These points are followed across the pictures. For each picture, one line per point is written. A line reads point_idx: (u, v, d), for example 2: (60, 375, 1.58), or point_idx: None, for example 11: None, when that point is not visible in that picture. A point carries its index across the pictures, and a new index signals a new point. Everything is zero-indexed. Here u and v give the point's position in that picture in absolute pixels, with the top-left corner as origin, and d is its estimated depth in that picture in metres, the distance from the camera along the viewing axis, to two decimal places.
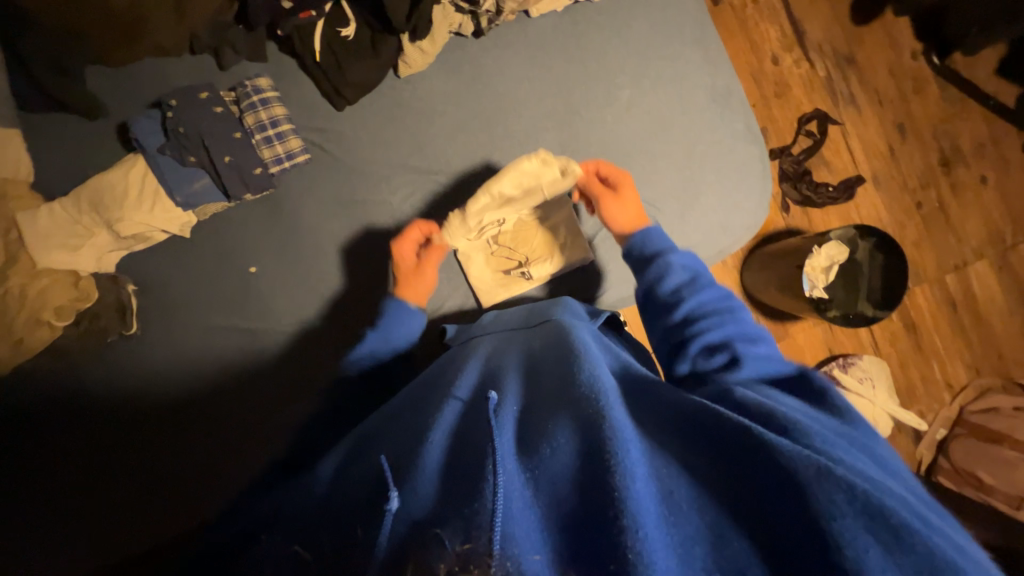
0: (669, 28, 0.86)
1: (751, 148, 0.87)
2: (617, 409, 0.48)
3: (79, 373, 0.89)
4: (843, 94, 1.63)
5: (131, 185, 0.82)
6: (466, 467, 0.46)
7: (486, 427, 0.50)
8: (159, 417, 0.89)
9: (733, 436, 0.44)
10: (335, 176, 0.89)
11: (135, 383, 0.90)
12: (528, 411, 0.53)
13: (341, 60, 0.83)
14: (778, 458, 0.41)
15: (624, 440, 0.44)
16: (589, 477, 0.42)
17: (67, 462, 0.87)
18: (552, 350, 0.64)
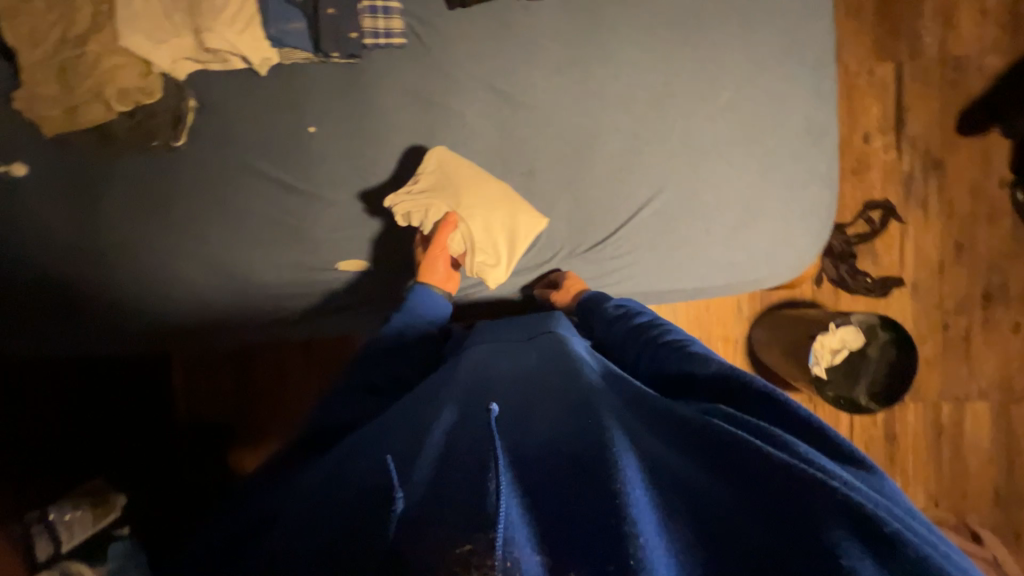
0: (795, 47, 0.84)
1: (825, 193, 0.86)
2: (610, 421, 0.47)
3: (117, 173, 0.90)
4: (918, 194, 1.60)
5: (229, 1, 0.81)
6: (455, 453, 0.46)
7: (483, 425, 0.48)
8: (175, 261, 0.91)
9: (717, 450, 0.45)
10: (420, 70, 0.88)
11: (160, 211, 0.91)
12: (523, 408, 0.52)
13: None
14: (770, 476, 0.41)
15: (622, 451, 0.43)
16: (582, 477, 0.42)
17: (77, 261, 0.89)
18: (549, 365, 0.61)
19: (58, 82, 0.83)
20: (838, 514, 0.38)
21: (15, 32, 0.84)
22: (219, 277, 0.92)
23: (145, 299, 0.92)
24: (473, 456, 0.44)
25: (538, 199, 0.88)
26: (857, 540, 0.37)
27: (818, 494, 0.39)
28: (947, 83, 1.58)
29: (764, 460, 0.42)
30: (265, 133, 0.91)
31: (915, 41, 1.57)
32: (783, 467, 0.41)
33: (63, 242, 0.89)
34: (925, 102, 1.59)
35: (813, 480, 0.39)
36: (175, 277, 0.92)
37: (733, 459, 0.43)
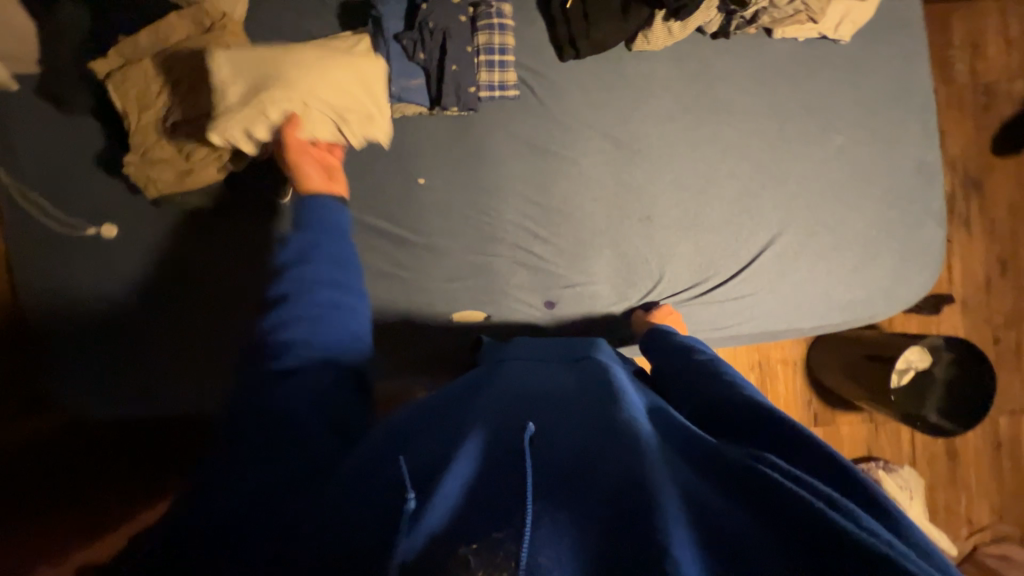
0: (902, 93, 0.87)
1: (937, 230, 0.88)
2: (656, 466, 0.41)
3: (216, 240, 0.89)
4: (960, 213, 1.66)
5: (349, 60, 0.81)
6: (475, 474, 0.42)
7: (509, 448, 0.43)
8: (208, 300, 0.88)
9: (754, 493, 0.39)
10: (534, 121, 0.89)
11: (236, 270, 0.90)
12: (552, 432, 0.46)
13: (590, 13, 0.83)
14: (816, 531, 0.35)
15: (662, 499, 0.37)
16: (612, 511, 0.38)
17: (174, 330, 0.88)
18: (582, 392, 0.54)
19: (172, 144, 0.82)
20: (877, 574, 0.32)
21: (124, 94, 0.82)
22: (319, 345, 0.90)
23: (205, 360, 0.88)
24: (493, 488, 0.40)
25: (656, 243, 0.89)
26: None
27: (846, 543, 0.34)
28: (980, 108, 1.65)
29: (797, 506, 0.37)
30: (376, 186, 0.89)
31: (948, 68, 1.64)
32: (812, 517, 0.35)
33: (163, 312, 0.88)
34: (961, 126, 1.65)
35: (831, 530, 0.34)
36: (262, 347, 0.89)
37: (770, 505, 0.38)
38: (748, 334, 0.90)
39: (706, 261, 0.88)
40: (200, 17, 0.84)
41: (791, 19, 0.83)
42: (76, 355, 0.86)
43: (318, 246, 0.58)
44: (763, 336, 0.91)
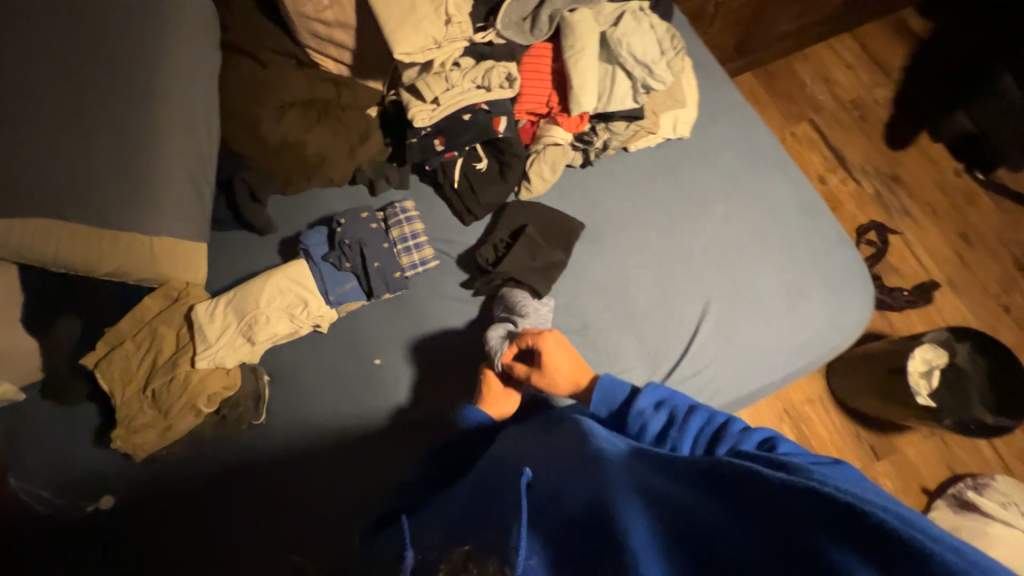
0: (753, 156, 1.00)
1: (845, 252, 0.93)
2: (627, 486, 0.51)
3: (201, 483, 0.92)
4: (895, 206, 1.74)
5: (286, 290, 0.95)
6: (494, 513, 0.61)
7: (518, 498, 0.58)
8: (223, 499, 0.91)
9: (725, 478, 0.45)
10: (458, 278, 1.01)
11: (241, 467, 0.93)
12: (558, 479, 0.60)
13: (475, 185, 1.01)
14: (765, 487, 0.41)
15: (626, 500, 0.49)
16: (588, 536, 0.49)
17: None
18: (573, 446, 0.63)
19: (151, 408, 0.92)
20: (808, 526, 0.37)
21: (108, 375, 0.93)
22: (316, 557, 0.88)
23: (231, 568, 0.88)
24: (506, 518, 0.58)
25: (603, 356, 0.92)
26: (838, 532, 0.35)
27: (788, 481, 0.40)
28: (858, 119, 1.84)
29: (749, 486, 0.42)
30: (340, 385, 0.96)
31: (812, 101, 1.87)
32: (763, 498, 0.40)
33: (160, 574, 0.88)
34: (850, 138, 1.83)
35: (782, 484, 0.40)
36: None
37: (735, 486, 0.43)
38: (725, 403, 0.89)
39: (655, 348, 0.91)
40: (168, 292, 1.00)
41: (636, 136, 1.00)
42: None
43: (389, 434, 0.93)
44: (738, 401, 0.90)
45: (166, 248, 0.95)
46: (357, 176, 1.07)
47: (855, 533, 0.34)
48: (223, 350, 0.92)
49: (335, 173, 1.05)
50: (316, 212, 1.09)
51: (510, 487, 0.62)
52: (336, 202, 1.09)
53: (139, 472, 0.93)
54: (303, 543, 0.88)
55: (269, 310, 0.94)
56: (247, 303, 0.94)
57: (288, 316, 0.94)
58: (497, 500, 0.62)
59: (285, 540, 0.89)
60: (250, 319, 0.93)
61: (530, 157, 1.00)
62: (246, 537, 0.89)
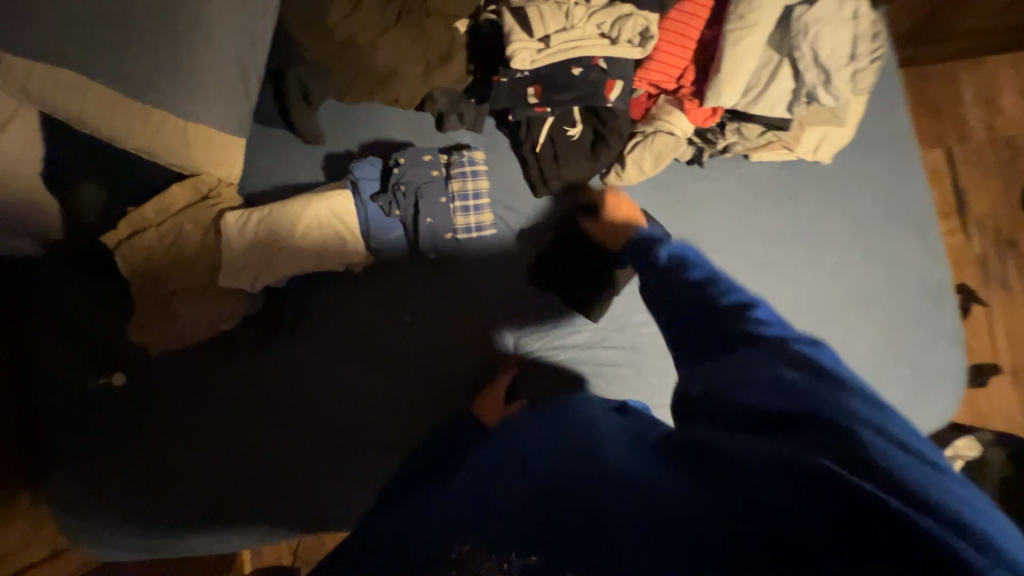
0: (894, 209, 0.83)
1: (954, 351, 0.81)
2: (608, 471, 0.47)
3: (209, 388, 0.91)
4: (995, 275, 1.54)
5: (326, 224, 0.85)
6: (475, 486, 0.51)
7: (495, 480, 0.51)
8: (228, 406, 0.91)
9: (704, 460, 0.44)
10: (510, 254, 0.91)
11: (249, 382, 0.91)
12: (554, 464, 0.49)
13: (559, 155, 0.85)
14: (796, 477, 0.38)
15: (604, 488, 0.44)
16: (583, 525, 0.42)
17: (168, 479, 0.90)
18: (556, 431, 0.57)
19: (170, 307, 0.88)
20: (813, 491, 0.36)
21: (131, 262, 0.88)
22: (307, 490, 0.89)
23: (223, 470, 0.90)
24: (489, 498, 0.48)
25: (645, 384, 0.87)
26: (859, 492, 0.35)
27: (800, 462, 0.39)
28: (1004, 163, 1.55)
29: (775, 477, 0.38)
30: (363, 333, 0.92)
31: (961, 126, 1.57)
32: (747, 472, 0.40)
33: (157, 458, 0.90)
34: (984, 183, 1.56)
35: (807, 469, 0.38)
36: (253, 492, 0.89)
37: (732, 469, 0.42)
38: None
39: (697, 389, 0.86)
40: (199, 186, 0.91)
41: (765, 147, 0.82)
42: (84, 504, 0.89)
43: (400, 394, 0.91)
44: None
45: (203, 138, 0.84)
46: (425, 103, 0.91)
47: (907, 542, 0.32)
48: (248, 271, 0.85)
49: (402, 94, 0.88)
50: (371, 133, 0.94)
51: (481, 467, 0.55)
52: (396, 129, 0.94)
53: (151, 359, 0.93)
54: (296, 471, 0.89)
55: (307, 242, 0.85)
56: (283, 227, 0.85)
57: (323, 252, 0.86)
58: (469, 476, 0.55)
59: (280, 466, 0.90)
60: (284, 245, 0.85)
61: (633, 138, 0.83)
62: (242, 448, 0.90)
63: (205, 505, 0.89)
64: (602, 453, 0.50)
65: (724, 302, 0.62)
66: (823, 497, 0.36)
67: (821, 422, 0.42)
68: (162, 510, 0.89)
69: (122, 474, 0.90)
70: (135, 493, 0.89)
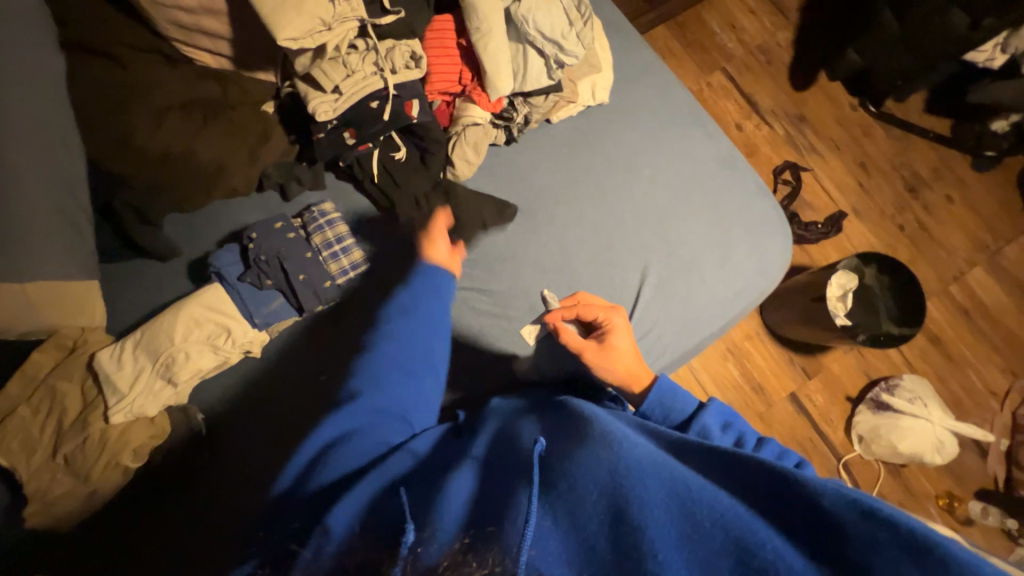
0: (672, 115, 1.01)
1: (765, 200, 0.98)
2: (643, 461, 0.52)
3: (145, 542, 0.83)
4: (804, 145, 1.85)
5: (203, 323, 0.84)
6: (492, 491, 0.56)
7: (515, 486, 0.54)
8: (172, 552, 0.82)
9: (740, 470, 0.54)
10: (395, 278, 0.94)
11: (185, 514, 0.84)
12: (574, 454, 0.55)
13: (396, 177, 0.95)
14: (807, 490, 0.48)
15: (644, 486, 0.49)
16: (611, 528, 0.48)
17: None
18: (572, 422, 0.63)
19: (68, 475, 0.80)
20: (794, 519, 0.48)
21: (4, 451, 0.80)
22: None
23: None
24: (505, 506, 0.52)
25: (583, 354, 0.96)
26: (833, 491, 0.47)
27: (817, 498, 0.47)
28: (765, 64, 1.92)
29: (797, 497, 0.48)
30: (287, 418, 0.86)
31: (723, 49, 1.92)
32: (786, 492, 0.49)
33: None
34: (760, 84, 1.90)
35: (821, 495, 0.47)
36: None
37: (759, 484, 0.51)
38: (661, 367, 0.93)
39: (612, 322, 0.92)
40: (62, 342, 0.88)
41: (556, 107, 0.98)
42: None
43: None
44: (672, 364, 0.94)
45: (49, 293, 0.83)
46: (263, 181, 0.97)
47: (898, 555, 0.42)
48: (142, 401, 0.81)
49: (238, 182, 0.94)
50: (225, 227, 0.98)
51: (483, 469, 0.61)
52: (247, 214, 0.98)
53: (69, 541, 0.83)
54: None
55: (195, 346, 0.83)
56: (162, 342, 0.82)
57: (215, 351, 0.84)
58: (465, 476, 0.60)
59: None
60: (167, 360, 0.82)
61: (450, 141, 0.95)
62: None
63: None
64: (628, 438, 0.56)
65: (675, 420, 0.76)
66: (801, 502, 0.48)
67: (788, 476, 0.50)
68: None
69: None
70: None
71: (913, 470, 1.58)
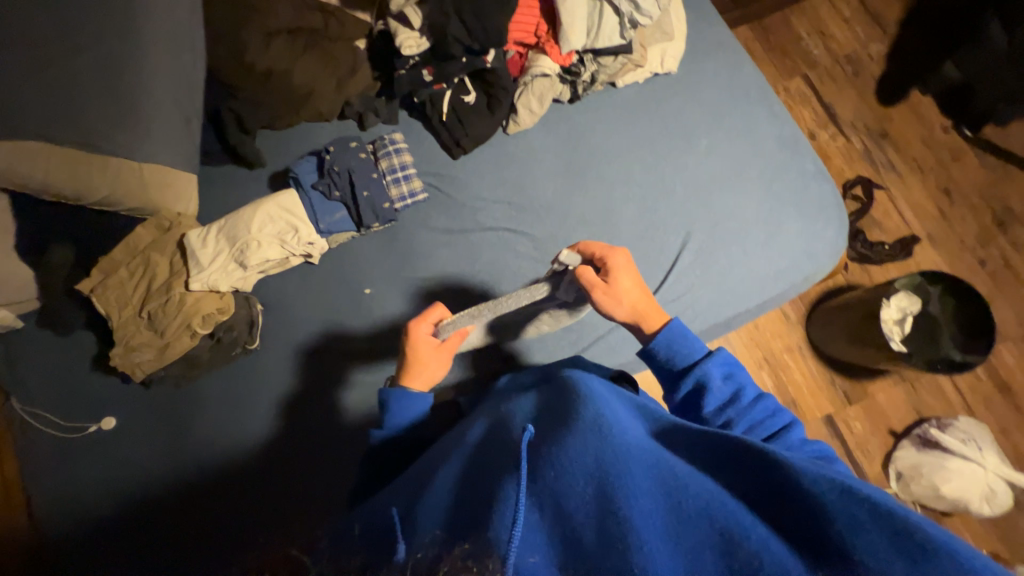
0: (738, 91, 1.01)
1: (823, 185, 0.96)
2: (625, 445, 0.47)
3: (203, 402, 0.97)
4: (882, 162, 1.76)
5: (276, 220, 0.94)
6: (477, 484, 0.51)
7: (499, 474, 0.49)
8: (227, 415, 0.96)
9: (724, 452, 0.49)
10: (446, 212, 1.02)
11: (240, 386, 0.98)
12: (558, 436, 0.50)
13: (462, 117, 1.01)
14: (791, 471, 0.42)
15: (628, 474, 0.44)
16: (593, 517, 0.41)
17: (177, 496, 0.92)
18: (557, 405, 0.59)
19: (148, 329, 0.93)
20: (773, 504, 0.42)
21: (104, 300, 0.95)
22: (314, 471, 0.94)
23: (232, 473, 0.94)
24: (489, 494, 0.47)
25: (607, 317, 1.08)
26: (820, 475, 0.41)
27: (803, 478, 0.41)
28: (852, 75, 1.84)
29: (779, 477, 0.43)
30: (335, 319, 1.00)
31: (807, 55, 1.86)
32: (767, 475, 0.44)
33: (164, 478, 0.93)
34: (843, 95, 1.82)
35: (805, 475, 0.41)
36: (261, 488, 0.93)
37: (743, 465, 0.46)
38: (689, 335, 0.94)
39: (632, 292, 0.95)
40: (160, 222, 1.01)
41: (623, 70, 1.01)
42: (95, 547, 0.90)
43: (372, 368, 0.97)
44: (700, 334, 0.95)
45: (160, 174, 0.96)
46: (345, 110, 1.07)
47: (893, 546, 0.35)
48: (218, 277, 0.93)
49: (324, 107, 1.05)
50: (306, 146, 1.09)
51: (473, 461, 0.57)
52: (326, 137, 1.09)
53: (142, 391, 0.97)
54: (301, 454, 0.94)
55: (268, 238, 0.94)
56: (241, 230, 0.93)
57: (281, 246, 0.94)
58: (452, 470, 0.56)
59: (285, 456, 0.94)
60: (242, 246, 0.93)
61: (517, 89, 1.01)
62: (246, 447, 0.95)
63: (221, 511, 0.92)
64: (611, 418, 0.51)
65: (676, 364, 0.74)
66: (786, 483, 0.42)
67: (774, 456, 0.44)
68: (180, 526, 0.91)
69: (133, 505, 0.92)
70: (150, 520, 0.91)
71: (955, 522, 1.45)
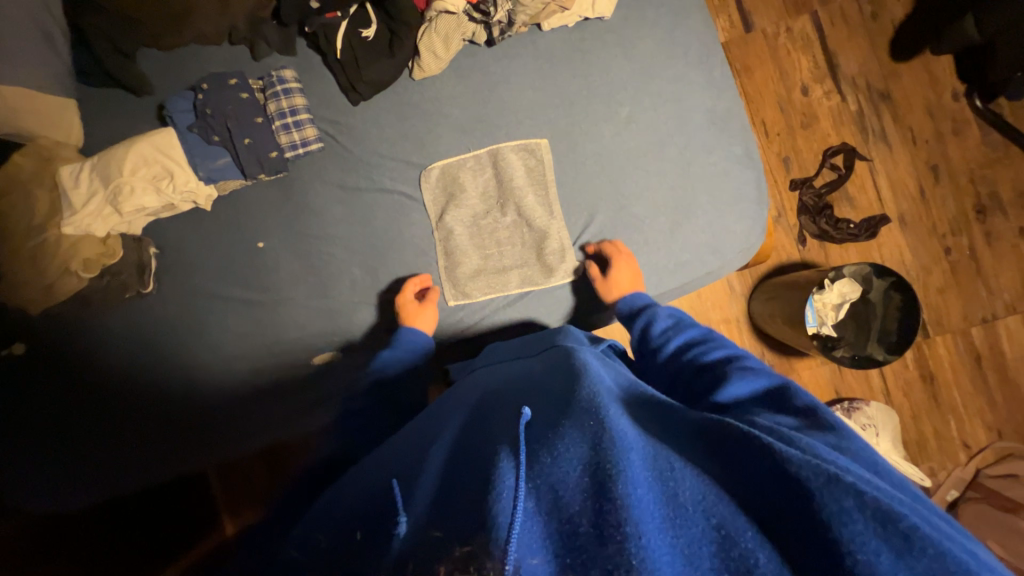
0: (676, 50, 0.89)
1: (747, 172, 0.89)
2: (617, 421, 0.46)
3: (94, 339, 0.96)
4: (874, 129, 1.58)
5: (150, 163, 0.88)
6: (466, 469, 0.47)
7: (489, 458, 0.45)
8: (116, 355, 0.96)
9: (697, 425, 0.48)
10: (341, 166, 0.95)
11: (135, 326, 0.97)
12: (557, 421, 0.47)
13: (358, 56, 0.89)
14: (783, 461, 0.40)
15: (624, 454, 0.42)
16: (588, 500, 0.39)
17: (68, 425, 0.94)
18: (556, 380, 0.58)
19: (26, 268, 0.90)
20: (769, 495, 0.40)
21: None
22: (200, 412, 0.96)
23: (123, 411, 0.95)
24: (477, 477, 0.44)
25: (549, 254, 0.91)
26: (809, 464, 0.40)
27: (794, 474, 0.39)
28: (868, 18, 1.58)
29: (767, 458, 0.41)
30: (232, 273, 0.97)
31: None
32: (762, 464, 0.41)
33: (53, 413, 0.94)
34: (851, 41, 1.59)
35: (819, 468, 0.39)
36: (152, 423, 0.95)
37: (716, 440, 0.46)
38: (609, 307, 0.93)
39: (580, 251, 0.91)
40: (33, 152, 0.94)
41: (545, 11, 0.86)
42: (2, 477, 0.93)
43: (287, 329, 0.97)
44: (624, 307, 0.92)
45: (21, 100, 0.87)
46: (232, 35, 0.95)
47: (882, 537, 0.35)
48: (94, 222, 0.89)
49: (207, 30, 0.92)
50: (190, 74, 0.97)
51: (466, 427, 0.57)
52: (215, 64, 0.97)
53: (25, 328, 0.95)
54: (189, 400, 0.96)
55: (143, 181, 0.88)
56: (113, 172, 0.88)
57: (160, 193, 0.90)
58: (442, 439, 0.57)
59: (181, 400, 0.96)
60: (114, 189, 0.88)
61: (421, 27, 0.88)
62: (136, 386, 0.96)
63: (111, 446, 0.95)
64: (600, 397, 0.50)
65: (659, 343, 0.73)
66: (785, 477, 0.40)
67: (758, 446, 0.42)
68: (68, 458, 0.94)
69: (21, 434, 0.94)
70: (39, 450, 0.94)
71: None
